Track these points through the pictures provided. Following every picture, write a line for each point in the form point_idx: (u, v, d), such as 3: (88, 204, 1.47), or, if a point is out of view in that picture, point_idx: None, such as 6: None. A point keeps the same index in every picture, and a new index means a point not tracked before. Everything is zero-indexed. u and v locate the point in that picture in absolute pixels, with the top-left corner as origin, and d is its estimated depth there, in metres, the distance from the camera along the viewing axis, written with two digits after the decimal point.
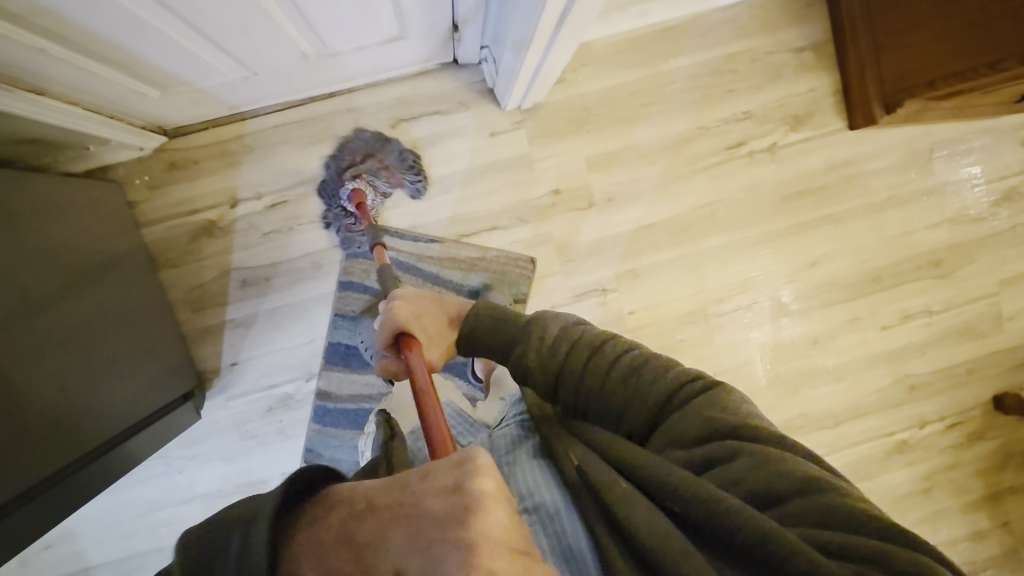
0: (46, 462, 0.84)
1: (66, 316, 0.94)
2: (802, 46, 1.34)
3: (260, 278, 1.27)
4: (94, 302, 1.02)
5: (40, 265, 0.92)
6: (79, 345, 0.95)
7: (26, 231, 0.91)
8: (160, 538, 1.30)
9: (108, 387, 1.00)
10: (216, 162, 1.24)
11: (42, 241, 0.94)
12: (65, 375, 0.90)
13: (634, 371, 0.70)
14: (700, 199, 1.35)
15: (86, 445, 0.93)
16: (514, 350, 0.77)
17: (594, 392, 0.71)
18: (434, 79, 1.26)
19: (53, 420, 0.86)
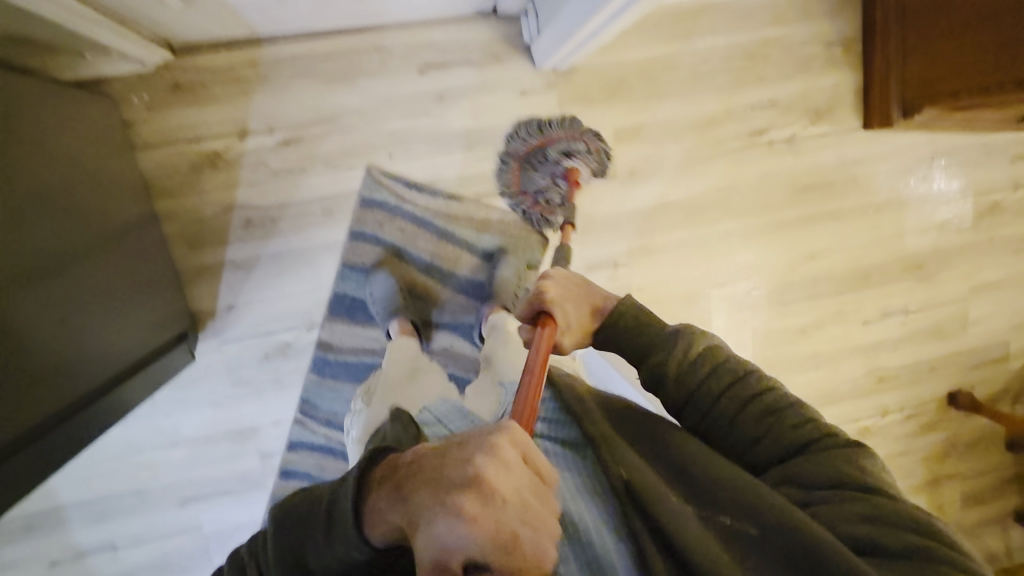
0: (55, 395, 0.81)
1: (53, 248, 0.84)
2: (832, 41, 1.36)
3: (266, 220, 1.19)
4: (80, 232, 0.92)
5: (22, 187, 0.80)
6: (68, 280, 0.86)
7: (27, 147, 0.84)
8: (139, 481, 1.25)
9: (99, 328, 0.92)
10: (226, 89, 1.14)
11: (21, 160, 0.81)
12: (56, 314, 0.82)
13: (762, 406, 0.70)
14: (717, 182, 1.36)
15: (76, 389, 0.87)
16: (648, 363, 0.76)
17: (733, 417, 0.70)
18: (470, 27, 1.20)
19: (47, 363, 0.79)
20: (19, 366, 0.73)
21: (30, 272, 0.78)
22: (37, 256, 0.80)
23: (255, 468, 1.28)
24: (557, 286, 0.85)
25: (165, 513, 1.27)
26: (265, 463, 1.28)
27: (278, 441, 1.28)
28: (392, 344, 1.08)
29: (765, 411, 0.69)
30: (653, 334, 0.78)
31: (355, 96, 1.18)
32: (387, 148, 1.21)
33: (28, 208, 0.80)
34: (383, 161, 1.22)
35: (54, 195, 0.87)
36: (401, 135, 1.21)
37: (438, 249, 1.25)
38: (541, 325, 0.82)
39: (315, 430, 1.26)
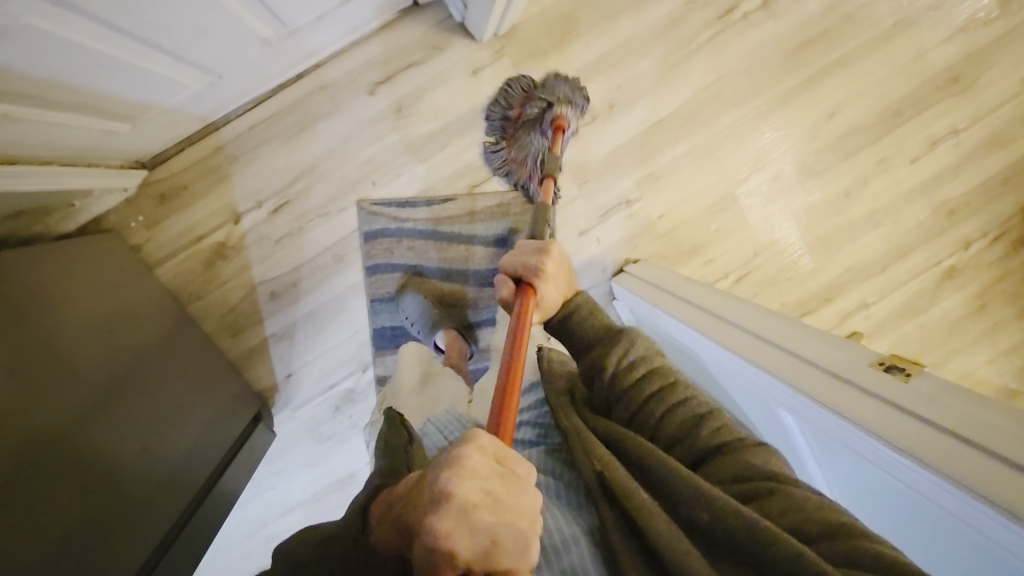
0: (160, 517, 0.87)
1: (82, 390, 0.84)
2: None
3: (287, 286, 1.24)
4: (107, 363, 0.92)
5: (27, 349, 0.79)
6: (112, 415, 0.87)
7: (62, 298, 0.92)
8: (274, 550, 1.36)
9: (156, 447, 0.92)
10: (206, 182, 1.18)
11: (16, 320, 0.80)
12: (116, 452, 0.84)
13: (682, 411, 0.66)
14: (701, 80, 1.28)
15: (160, 513, 0.87)
16: (593, 357, 0.74)
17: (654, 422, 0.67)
18: (399, 30, 1.18)
19: (115, 505, 0.79)
20: (110, 500, 0.79)
21: (63, 427, 0.77)
22: (101, 394, 0.87)
23: None
24: (551, 263, 0.79)
25: None
26: None
27: None
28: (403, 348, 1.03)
29: (684, 410, 0.66)
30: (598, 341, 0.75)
31: (321, 141, 1.19)
32: (369, 177, 1.21)
33: (80, 351, 0.88)
34: (370, 191, 1.22)
35: (69, 341, 0.87)
36: (377, 160, 1.21)
37: (451, 253, 1.24)
38: (521, 297, 0.77)
39: None
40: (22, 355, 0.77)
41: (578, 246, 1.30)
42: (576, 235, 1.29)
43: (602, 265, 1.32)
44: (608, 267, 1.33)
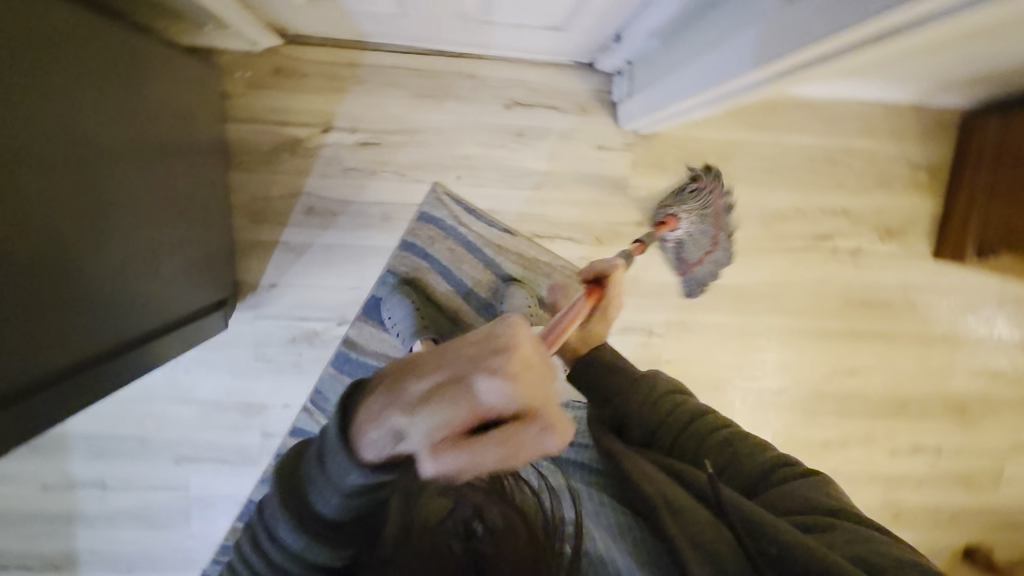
0: (105, 340, 0.81)
1: (138, 189, 0.85)
2: (920, 164, 1.32)
3: (327, 211, 1.23)
4: (164, 183, 0.94)
5: (99, 119, 0.75)
6: (149, 236, 0.91)
7: (146, 93, 0.88)
8: (145, 428, 1.29)
9: (156, 286, 0.94)
10: (322, 82, 1.20)
11: (134, 99, 0.84)
12: (109, 259, 0.79)
13: (722, 432, 0.77)
14: (771, 275, 1.33)
15: (111, 335, 0.82)
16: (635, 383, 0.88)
17: (697, 444, 0.76)
18: (562, 74, 1.23)
19: (83, 307, 0.73)
20: (82, 299, 0.73)
21: (111, 200, 0.78)
22: (126, 198, 0.82)
23: (254, 443, 1.31)
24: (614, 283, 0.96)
25: (161, 464, 1.30)
26: (265, 440, 1.31)
27: (285, 423, 1.31)
28: None
29: (721, 430, 0.77)
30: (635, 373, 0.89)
31: (439, 116, 1.22)
32: (457, 170, 1.24)
33: (132, 149, 0.83)
34: (450, 182, 1.25)
35: (166, 158, 0.94)
36: (472, 161, 1.24)
37: (481, 277, 1.27)
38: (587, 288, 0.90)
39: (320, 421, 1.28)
40: (91, 121, 0.73)
41: None
42: None
43: None
44: None
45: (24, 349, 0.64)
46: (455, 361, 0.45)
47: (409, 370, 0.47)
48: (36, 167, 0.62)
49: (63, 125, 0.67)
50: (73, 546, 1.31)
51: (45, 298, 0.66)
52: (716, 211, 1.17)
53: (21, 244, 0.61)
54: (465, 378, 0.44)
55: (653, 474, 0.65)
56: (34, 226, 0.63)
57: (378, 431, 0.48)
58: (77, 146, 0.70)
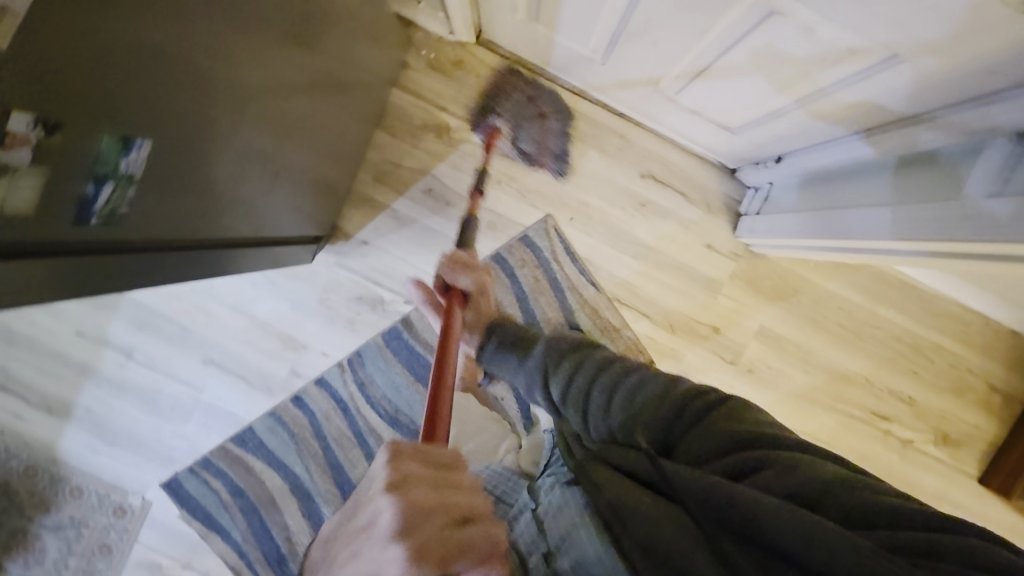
0: (216, 225, 0.85)
1: (307, 111, 0.91)
2: (998, 388, 1.31)
3: (443, 199, 1.29)
4: (325, 116, 1.00)
5: (315, 41, 0.81)
6: (293, 155, 0.96)
7: (352, 35, 0.95)
8: (191, 319, 1.31)
9: (276, 197, 0.99)
10: (491, 88, 1.27)
11: (343, 35, 0.92)
12: (256, 157, 0.83)
13: (651, 385, 0.77)
14: (819, 432, 1.32)
15: (219, 223, 0.86)
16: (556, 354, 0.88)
17: (636, 404, 0.74)
18: (702, 169, 1.29)
19: (217, 188, 0.77)
20: (222, 181, 0.77)
21: (285, 112, 0.83)
22: (295, 114, 0.88)
23: (279, 376, 1.33)
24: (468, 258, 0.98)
25: (188, 359, 1.32)
26: (290, 378, 1.33)
27: (316, 370, 1.33)
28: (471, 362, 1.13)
29: (648, 381, 0.77)
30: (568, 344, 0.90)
31: (578, 159, 1.28)
32: (572, 212, 1.29)
33: (322, 75, 0.90)
34: (562, 220, 1.29)
35: (337, 94, 1.00)
36: (590, 210, 1.29)
37: (551, 316, 1.29)
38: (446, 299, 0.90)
39: (349, 380, 1.31)
40: (310, 40, 0.79)
41: None
42: None
43: None
44: None
45: (177, 198, 0.69)
46: (344, 541, 0.41)
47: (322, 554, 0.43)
48: (265, 58, 0.69)
49: (297, 34, 0.74)
50: (73, 398, 1.32)
51: (209, 162, 0.72)
52: (523, 96, 1.26)
53: (225, 114, 0.67)
54: (367, 548, 0.39)
55: (607, 476, 0.66)
56: (239, 105, 0.69)
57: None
58: (295, 55, 0.77)
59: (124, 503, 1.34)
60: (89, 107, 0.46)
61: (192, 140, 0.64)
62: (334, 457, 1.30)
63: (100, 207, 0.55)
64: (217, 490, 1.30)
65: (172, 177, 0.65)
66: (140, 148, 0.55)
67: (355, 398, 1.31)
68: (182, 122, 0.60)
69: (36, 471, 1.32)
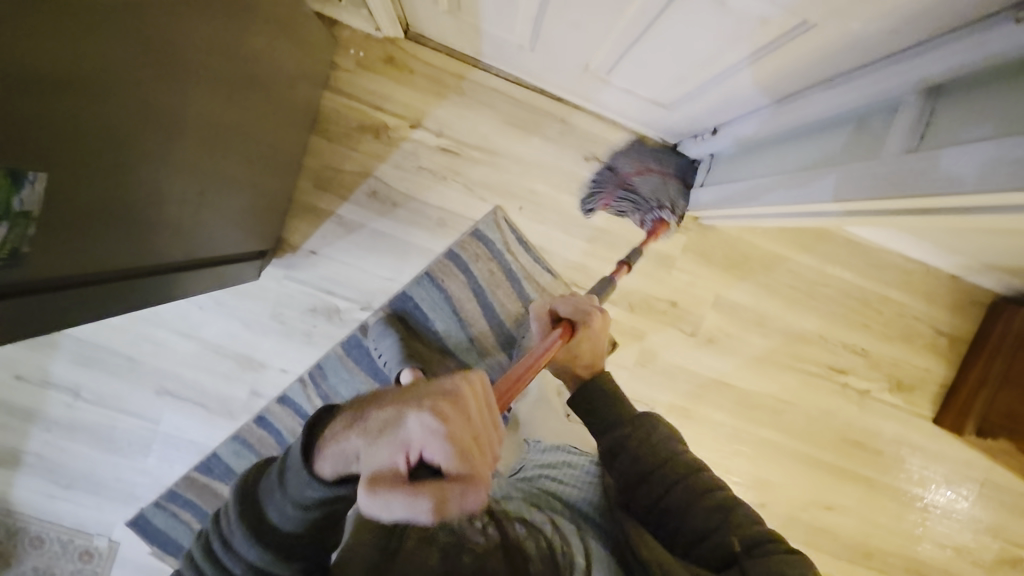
0: (146, 252, 0.81)
1: (232, 121, 0.87)
2: (944, 331, 1.37)
3: (389, 200, 1.26)
4: (254, 125, 0.96)
5: (229, 47, 0.77)
6: (224, 170, 0.92)
7: (270, 37, 0.91)
8: (139, 351, 1.26)
9: (208, 217, 0.95)
10: (426, 83, 1.24)
11: (261, 38, 0.87)
12: (182, 177, 0.79)
13: (719, 497, 0.75)
14: (781, 392, 1.36)
15: (150, 250, 0.82)
16: (613, 436, 0.84)
17: (689, 504, 0.75)
18: (646, 146, 1.29)
19: (139, 214, 0.73)
20: (144, 206, 0.73)
21: (208, 125, 0.79)
22: (220, 127, 0.83)
23: (240, 398, 1.29)
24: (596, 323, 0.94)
25: (140, 391, 1.27)
26: (251, 399, 1.29)
27: (279, 388, 1.29)
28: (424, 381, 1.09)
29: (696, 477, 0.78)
30: (614, 408, 0.87)
31: (522, 147, 1.27)
32: (521, 202, 1.28)
33: (243, 83, 0.85)
34: (512, 210, 1.28)
35: (263, 101, 0.96)
36: (538, 197, 1.28)
37: (511, 306, 1.29)
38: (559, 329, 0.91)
39: (313, 395, 1.28)
40: (223, 46, 0.75)
41: None
42: None
43: None
44: None
45: (93, 231, 0.66)
46: (400, 403, 0.52)
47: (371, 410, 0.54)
48: (172, 77, 0.66)
49: (206, 49, 0.71)
50: (21, 445, 1.26)
51: (126, 191, 0.68)
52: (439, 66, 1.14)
53: (135, 139, 0.64)
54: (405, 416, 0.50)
55: (650, 553, 0.68)
56: (148, 127, 0.65)
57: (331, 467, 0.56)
58: (209, 72, 0.73)
59: (90, 547, 1.29)
60: None
61: (101, 170, 0.61)
62: None
63: None
64: (187, 521, 1.27)
65: (82, 211, 0.61)
66: (34, 182, 0.51)
67: None
68: (83, 149, 0.56)
69: None
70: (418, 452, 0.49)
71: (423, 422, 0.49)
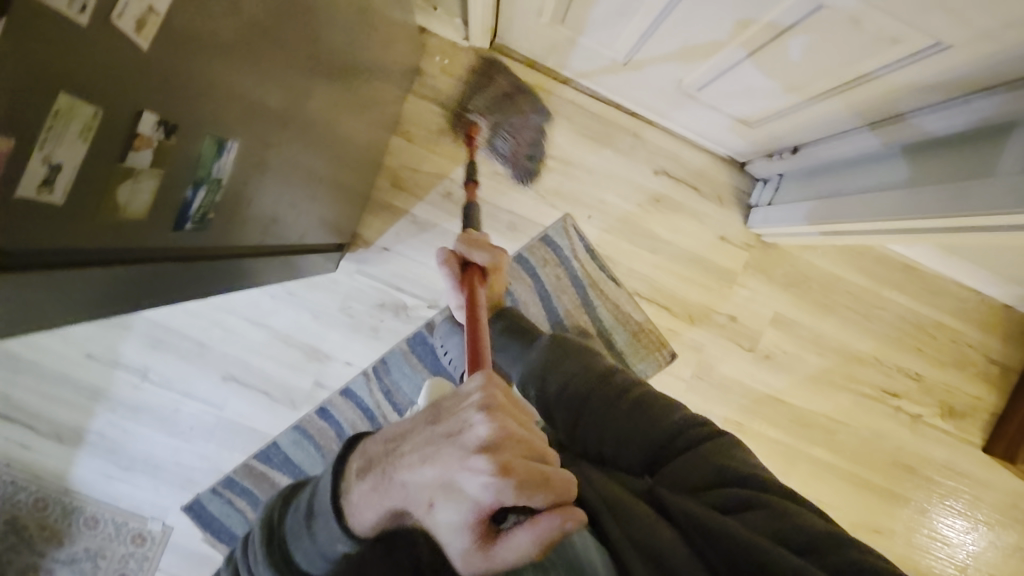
0: (263, 234, 0.84)
1: (336, 111, 0.91)
2: (996, 360, 1.39)
3: (462, 202, 1.30)
4: (349, 117, 1.00)
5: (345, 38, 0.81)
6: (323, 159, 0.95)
7: (373, 34, 0.96)
8: (209, 336, 1.28)
9: (309, 201, 0.99)
10: (506, 92, 1.29)
11: (366, 32, 0.92)
12: (298, 162, 0.82)
13: (673, 417, 0.83)
14: (834, 411, 1.37)
15: (265, 233, 0.85)
16: (552, 376, 0.90)
17: (634, 424, 0.82)
18: (712, 164, 1.33)
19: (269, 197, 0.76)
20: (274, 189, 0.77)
21: (322, 113, 0.83)
22: (328, 116, 0.87)
23: (302, 389, 1.30)
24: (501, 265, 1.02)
25: (206, 376, 1.29)
26: (314, 390, 1.31)
27: (341, 380, 1.31)
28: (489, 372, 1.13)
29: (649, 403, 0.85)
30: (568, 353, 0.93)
31: (594, 158, 1.31)
32: (590, 210, 1.32)
33: (349, 74, 0.90)
34: (580, 218, 1.31)
35: (360, 94, 1.00)
36: (607, 207, 1.32)
37: (574, 312, 1.31)
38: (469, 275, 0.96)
39: (374, 390, 1.30)
40: (343, 35, 0.79)
41: None
42: None
43: None
44: None
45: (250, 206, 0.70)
46: (445, 458, 0.45)
47: (406, 458, 0.48)
48: (315, 61, 0.70)
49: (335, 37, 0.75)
50: (86, 423, 1.28)
51: (273, 168, 0.72)
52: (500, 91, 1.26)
53: (286, 120, 0.67)
54: (461, 458, 0.45)
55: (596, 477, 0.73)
56: (297, 110, 0.70)
57: (370, 513, 0.52)
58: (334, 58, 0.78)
59: (143, 530, 1.29)
60: (199, 110, 0.47)
61: (265, 146, 0.65)
62: None
63: (195, 213, 0.55)
64: (242, 509, 1.28)
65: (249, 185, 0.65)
66: (229, 152, 0.55)
67: (382, 407, 1.30)
68: (261, 125, 0.60)
69: (47, 503, 1.28)
70: (490, 510, 0.44)
71: (478, 469, 0.44)
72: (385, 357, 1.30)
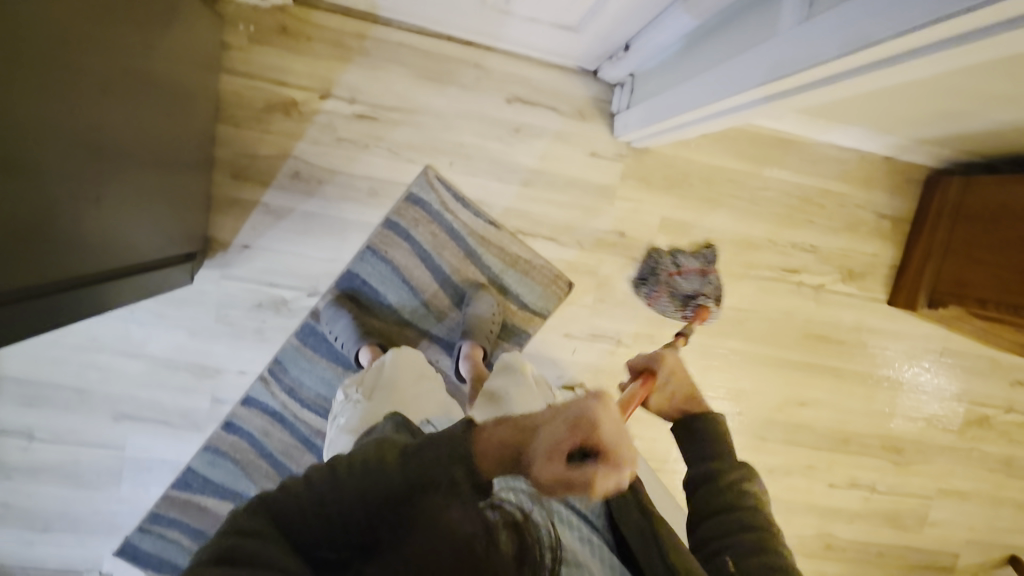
0: (71, 267, 0.74)
1: (136, 115, 0.81)
2: (885, 214, 1.40)
3: (313, 178, 1.21)
4: (160, 115, 0.89)
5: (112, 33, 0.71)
6: (137, 170, 0.85)
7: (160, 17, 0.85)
8: (86, 379, 1.21)
9: (136, 227, 0.90)
10: (328, 49, 1.18)
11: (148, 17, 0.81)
12: (89, 186, 0.73)
13: None
14: (739, 301, 1.37)
15: (77, 268, 0.75)
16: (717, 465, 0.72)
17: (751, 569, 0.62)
18: (565, 79, 1.26)
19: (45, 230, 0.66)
20: (54, 219, 0.67)
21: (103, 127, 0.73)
22: (120, 128, 0.77)
23: (203, 409, 1.25)
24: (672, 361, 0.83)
25: (97, 421, 1.23)
26: (215, 407, 1.26)
27: (240, 390, 1.26)
28: (401, 349, 1.07)
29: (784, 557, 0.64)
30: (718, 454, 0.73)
31: (441, 100, 1.22)
32: (450, 156, 1.24)
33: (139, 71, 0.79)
34: (442, 167, 1.24)
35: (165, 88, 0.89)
36: (467, 149, 1.24)
37: (460, 265, 1.27)
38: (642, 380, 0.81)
39: (276, 392, 1.25)
40: (102, 31, 0.69)
41: (556, 343, 1.33)
42: (560, 331, 1.32)
43: (560, 372, 1.33)
44: (563, 377, 1.34)
45: (8, 252, 0.60)
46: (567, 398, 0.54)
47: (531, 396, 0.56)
48: (50, 73, 0.60)
49: (84, 42, 0.66)
50: None
51: (33, 200, 0.62)
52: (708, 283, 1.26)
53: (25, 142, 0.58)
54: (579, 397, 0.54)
55: None
56: (37, 125, 0.60)
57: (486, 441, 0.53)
58: (92, 65, 0.68)
59: None
60: None
61: (3, 181, 0.56)
62: (285, 471, 1.26)
63: None
64: (174, 539, 1.25)
65: None
66: None
67: (289, 407, 1.25)
68: None
69: None
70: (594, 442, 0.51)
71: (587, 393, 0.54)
72: (278, 357, 1.25)
